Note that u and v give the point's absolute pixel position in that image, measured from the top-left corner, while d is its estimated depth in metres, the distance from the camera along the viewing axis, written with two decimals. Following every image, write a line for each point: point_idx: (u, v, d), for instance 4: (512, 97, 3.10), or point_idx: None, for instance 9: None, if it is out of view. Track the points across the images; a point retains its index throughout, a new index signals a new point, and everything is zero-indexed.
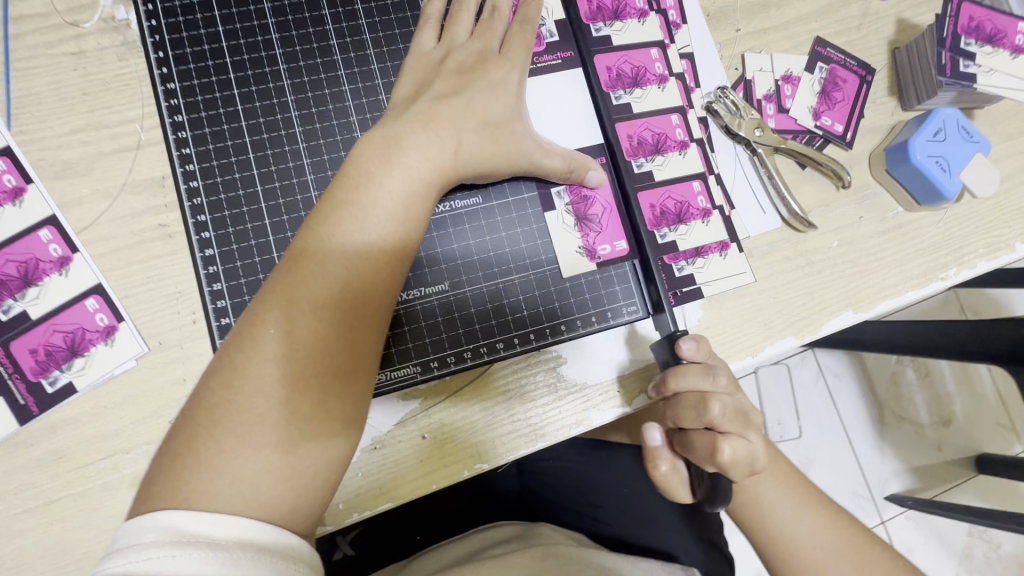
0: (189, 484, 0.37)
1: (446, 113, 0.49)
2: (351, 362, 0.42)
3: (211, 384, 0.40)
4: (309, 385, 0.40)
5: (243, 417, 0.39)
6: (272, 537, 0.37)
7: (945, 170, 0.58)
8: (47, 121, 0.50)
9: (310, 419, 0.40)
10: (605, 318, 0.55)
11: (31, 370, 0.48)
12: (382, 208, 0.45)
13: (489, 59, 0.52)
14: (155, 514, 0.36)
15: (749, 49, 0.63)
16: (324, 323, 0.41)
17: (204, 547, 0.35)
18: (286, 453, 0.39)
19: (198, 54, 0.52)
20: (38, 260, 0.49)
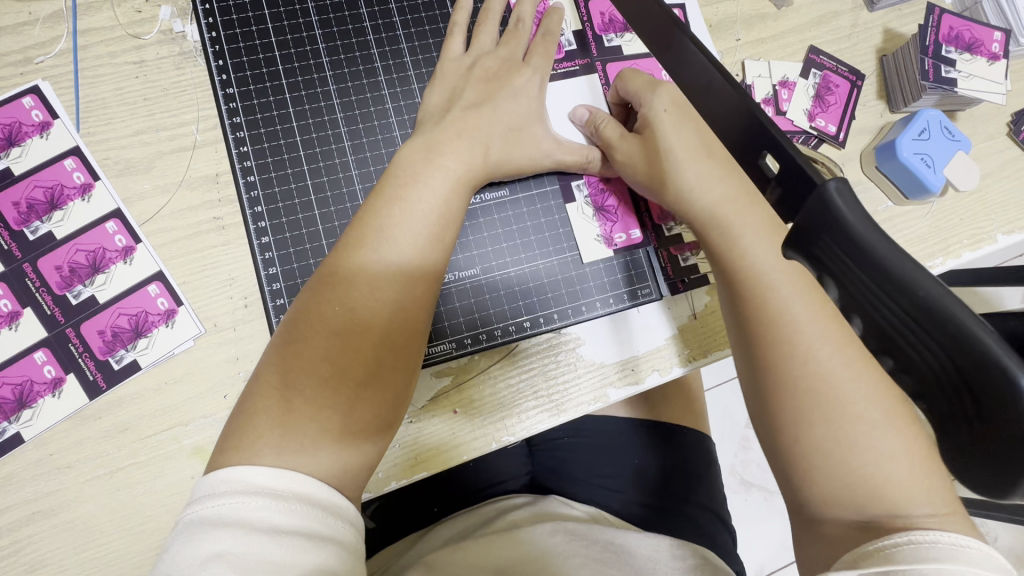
0: (257, 440, 0.42)
1: (478, 116, 0.54)
2: (404, 338, 0.48)
3: (283, 351, 0.45)
4: (369, 357, 0.46)
5: (312, 382, 0.44)
6: (325, 494, 0.42)
7: (929, 166, 0.63)
8: (112, 123, 0.55)
9: (368, 386, 0.46)
10: (622, 300, 0.60)
11: (100, 349, 0.52)
12: (425, 201, 0.50)
13: (514, 67, 0.58)
14: (225, 467, 0.41)
15: (748, 57, 0.68)
16: (381, 303, 0.47)
17: (268, 497, 0.39)
18: (346, 415, 0.44)
19: (253, 62, 0.58)
20: (105, 249, 0.54)
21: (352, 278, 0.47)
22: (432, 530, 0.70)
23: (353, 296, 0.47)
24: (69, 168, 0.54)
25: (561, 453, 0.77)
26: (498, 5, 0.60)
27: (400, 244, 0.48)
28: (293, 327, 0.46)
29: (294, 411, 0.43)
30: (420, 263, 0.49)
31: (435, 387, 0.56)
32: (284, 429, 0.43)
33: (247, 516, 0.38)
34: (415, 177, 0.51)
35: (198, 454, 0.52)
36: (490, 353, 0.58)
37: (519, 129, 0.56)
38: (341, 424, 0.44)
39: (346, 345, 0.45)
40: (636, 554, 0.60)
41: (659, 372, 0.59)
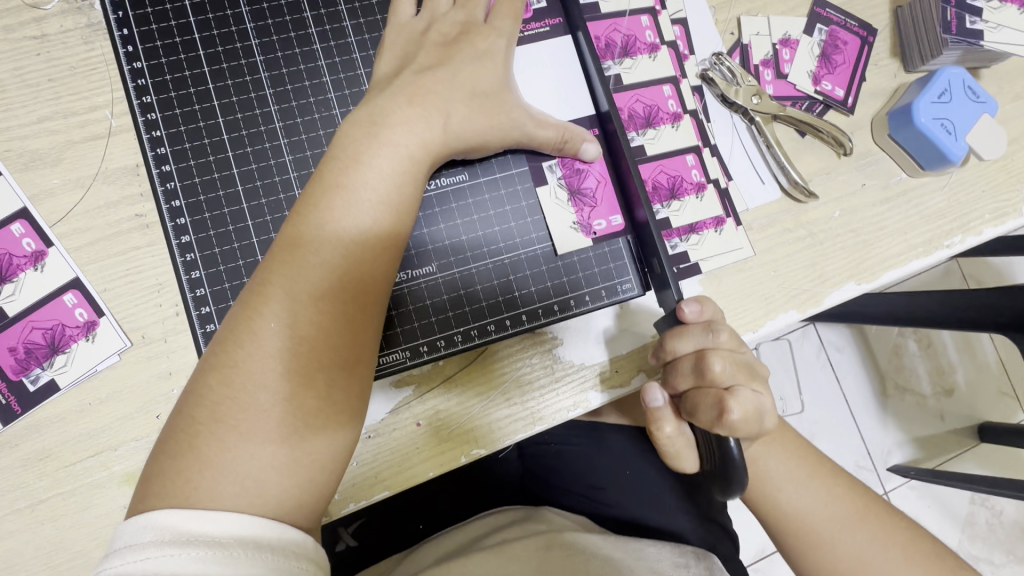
0: (186, 483, 0.36)
1: (435, 78, 0.47)
2: (353, 352, 0.42)
3: (211, 379, 0.39)
4: (316, 379, 0.40)
5: (249, 415, 0.38)
6: (275, 533, 0.37)
7: (950, 132, 0.56)
8: (12, 110, 0.48)
9: (317, 412, 0.40)
10: (600, 297, 0.53)
11: (12, 368, 0.47)
12: (372, 187, 0.43)
13: (473, 29, 0.50)
14: (153, 512, 0.35)
15: (744, 12, 0.60)
16: (325, 314, 0.41)
17: (205, 545, 0.34)
18: (299, 445, 0.39)
19: (165, 31, 0.50)
20: (11, 255, 0.47)
21: (296, 278, 0.41)
22: (412, 550, 0.66)
23: (294, 299, 0.40)
24: None
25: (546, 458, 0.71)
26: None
27: (345, 241, 0.42)
28: (226, 341, 0.40)
29: (234, 445, 0.37)
30: (370, 258, 0.43)
31: (396, 397, 0.51)
32: (223, 470, 0.37)
33: (179, 570, 0.33)
34: (361, 155, 0.44)
35: (130, 482, 0.47)
36: (455, 358, 0.52)
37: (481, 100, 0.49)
38: (285, 457, 0.38)
39: (290, 356, 0.39)
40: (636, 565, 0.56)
41: (645, 374, 0.53)
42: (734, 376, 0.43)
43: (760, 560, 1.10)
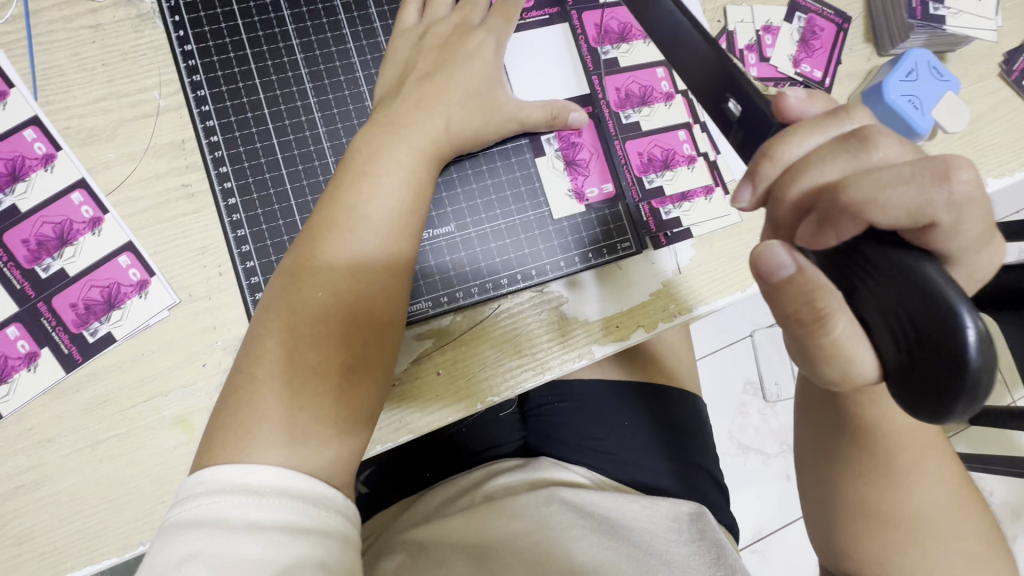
0: (230, 440, 0.40)
1: (435, 86, 0.53)
2: (385, 304, 0.47)
3: (265, 330, 0.45)
4: (354, 326, 0.45)
5: (297, 355, 0.43)
6: (307, 486, 0.40)
7: (916, 108, 0.61)
8: (71, 91, 0.54)
9: (356, 354, 0.45)
10: (603, 254, 0.59)
11: (73, 322, 0.52)
12: (400, 164, 0.50)
13: (467, 31, 0.56)
14: (205, 468, 0.39)
15: (730, 2, 0.65)
16: (361, 272, 0.47)
17: (247, 494, 0.38)
18: (335, 402, 0.43)
19: (212, 18, 0.56)
20: (72, 221, 0.52)
21: (333, 242, 0.47)
22: (422, 497, 0.70)
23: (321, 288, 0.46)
24: (29, 138, 0.52)
25: (554, 417, 0.76)
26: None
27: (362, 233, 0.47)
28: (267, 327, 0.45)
29: (271, 414, 0.41)
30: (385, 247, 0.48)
31: (416, 349, 0.56)
32: (262, 433, 0.41)
33: (226, 514, 0.37)
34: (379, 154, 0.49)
35: (180, 425, 0.52)
36: (471, 313, 0.57)
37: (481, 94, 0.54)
38: (321, 417, 0.43)
39: (317, 336, 0.44)
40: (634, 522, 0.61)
41: (642, 329, 0.59)
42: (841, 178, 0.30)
43: (757, 539, 1.15)
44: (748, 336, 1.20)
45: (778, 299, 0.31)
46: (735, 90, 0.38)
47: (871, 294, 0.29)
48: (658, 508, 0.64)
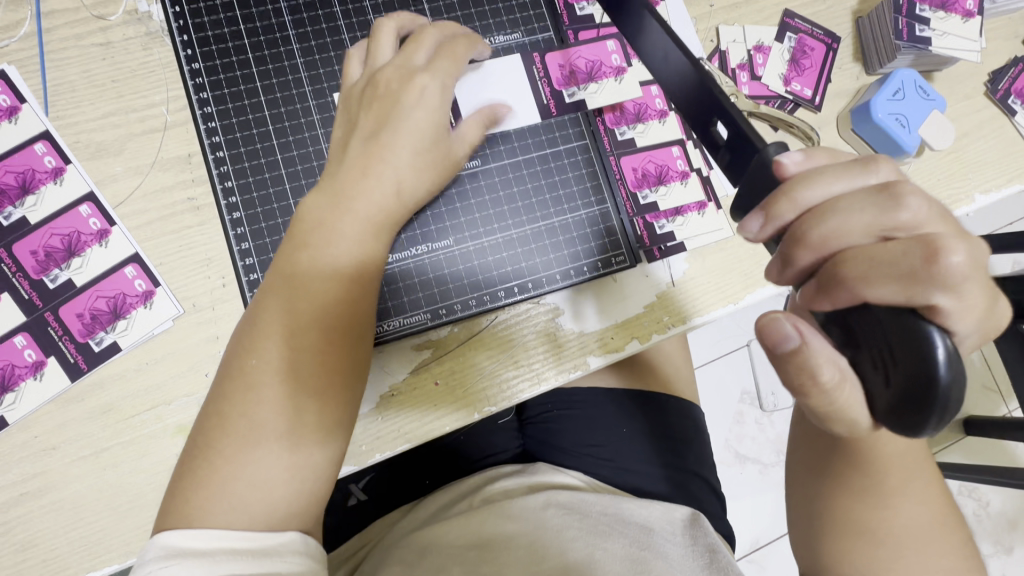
0: (187, 499, 0.41)
1: (381, 144, 0.49)
2: (351, 316, 0.47)
3: (241, 339, 0.45)
4: (320, 338, 0.45)
5: (266, 366, 0.44)
6: (257, 539, 0.41)
7: (903, 126, 0.63)
8: (81, 106, 0.55)
9: (323, 364, 0.45)
10: (596, 268, 0.60)
11: (79, 331, 0.53)
12: (394, 168, 0.49)
13: (411, 76, 0.51)
14: (157, 536, 0.40)
15: (722, 22, 0.67)
16: (330, 282, 0.46)
17: (196, 557, 0.39)
18: (320, 414, 0.44)
19: (219, 36, 0.57)
20: (80, 233, 0.54)
21: (305, 253, 0.47)
22: (419, 504, 0.71)
23: (282, 330, 0.44)
24: (40, 152, 0.54)
25: (550, 425, 0.77)
26: (388, 19, 0.55)
27: (324, 272, 0.46)
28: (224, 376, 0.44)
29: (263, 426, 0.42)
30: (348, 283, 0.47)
31: (415, 360, 0.57)
32: (223, 489, 0.41)
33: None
34: (345, 195, 0.48)
35: (183, 433, 0.53)
36: (468, 324, 0.58)
37: (433, 144, 0.52)
38: (302, 446, 0.43)
39: (289, 354, 0.44)
40: (629, 522, 0.62)
41: (638, 340, 0.60)
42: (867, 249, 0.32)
43: (754, 549, 1.15)
44: (744, 345, 1.21)
45: (785, 366, 0.33)
46: (722, 114, 0.40)
47: (865, 323, 0.32)
48: (653, 508, 0.65)
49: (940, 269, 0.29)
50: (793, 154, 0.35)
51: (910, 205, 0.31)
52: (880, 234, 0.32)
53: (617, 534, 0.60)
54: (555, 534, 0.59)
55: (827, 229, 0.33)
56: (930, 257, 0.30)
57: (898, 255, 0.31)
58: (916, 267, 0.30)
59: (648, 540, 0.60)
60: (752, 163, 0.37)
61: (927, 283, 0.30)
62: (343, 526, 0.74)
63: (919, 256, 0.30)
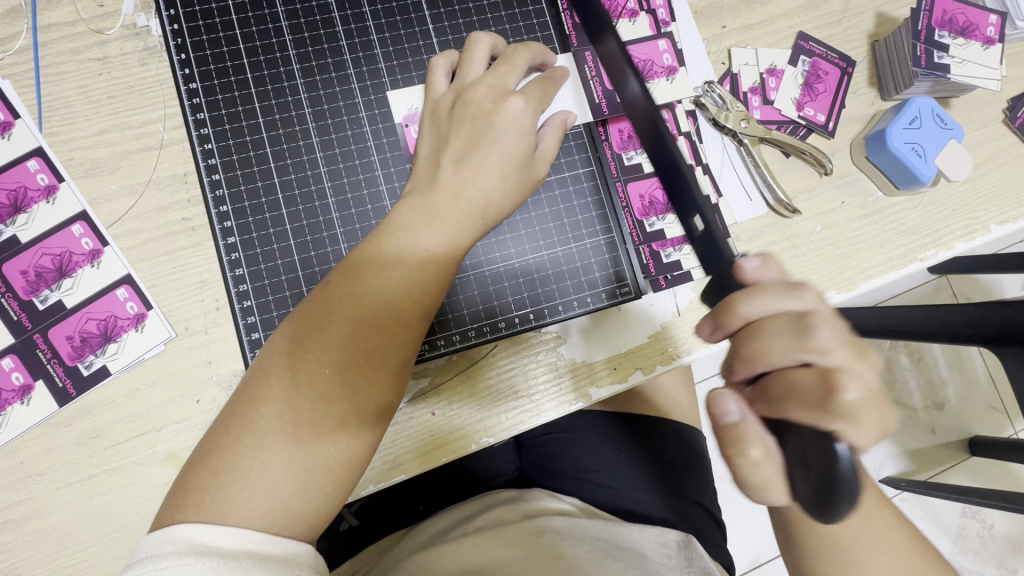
0: (225, 495, 0.39)
1: (472, 168, 0.47)
2: (411, 329, 0.46)
3: (300, 331, 0.43)
4: (378, 345, 0.44)
5: (322, 363, 0.42)
6: (279, 547, 0.39)
7: (920, 156, 0.61)
8: (76, 123, 0.54)
9: (375, 371, 0.44)
10: (599, 300, 0.58)
11: (69, 355, 0.51)
12: (480, 186, 0.47)
13: (507, 97, 0.49)
14: (175, 525, 0.38)
15: (735, 44, 0.66)
16: (398, 287, 0.45)
17: (217, 557, 0.36)
18: (340, 427, 0.42)
19: (217, 56, 0.55)
20: (72, 252, 0.52)
21: (375, 251, 0.46)
22: (414, 530, 0.70)
23: (346, 330, 0.43)
24: (32, 170, 0.53)
25: (549, 449, 0.76)
26: (484, 36, 0.53)
27: (399, 281, 0.45)
28: (270, 367, 0.43)
29: (273, 435, 0.40)
30: (422, 296, 0.46)
31: (413, 388, 0.55)
32: (267, 487, 0.39)
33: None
34: (437, 211, 0.47)
35: (172, 460, 0.51)
36: (467, 354, 0.57)
37: (523, 165, 0.49)
38: (323, 458, 0.41)
39: (345, 357, 0.43)
40: (624, 548, 0.61)
41: (641, 371, 0.59)
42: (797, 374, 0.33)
43: (753, 570, 1.13)
44: None
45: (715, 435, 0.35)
46: (699, 209, 0.42)
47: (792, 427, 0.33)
48: (647, 531, 0.64)
49: (839, 404, 0.31)
50: (752, 261, 0.38)
51: (823, 336, 0.33)
52: (800, 359, 0.33)
53: (612, 559, 0.58)
54: (552, 556, 0.57)
55: (754, 345, 0.35)
56: (829, 391, 0.31)
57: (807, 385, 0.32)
58: (818, 398, 0.32)
59: (643, 566, 0.59)
60: (723, 264, 0.40)
61: (830, 416, 0.31)
62: (334, 552, 0.72)
63: (821, 388, 0.32)
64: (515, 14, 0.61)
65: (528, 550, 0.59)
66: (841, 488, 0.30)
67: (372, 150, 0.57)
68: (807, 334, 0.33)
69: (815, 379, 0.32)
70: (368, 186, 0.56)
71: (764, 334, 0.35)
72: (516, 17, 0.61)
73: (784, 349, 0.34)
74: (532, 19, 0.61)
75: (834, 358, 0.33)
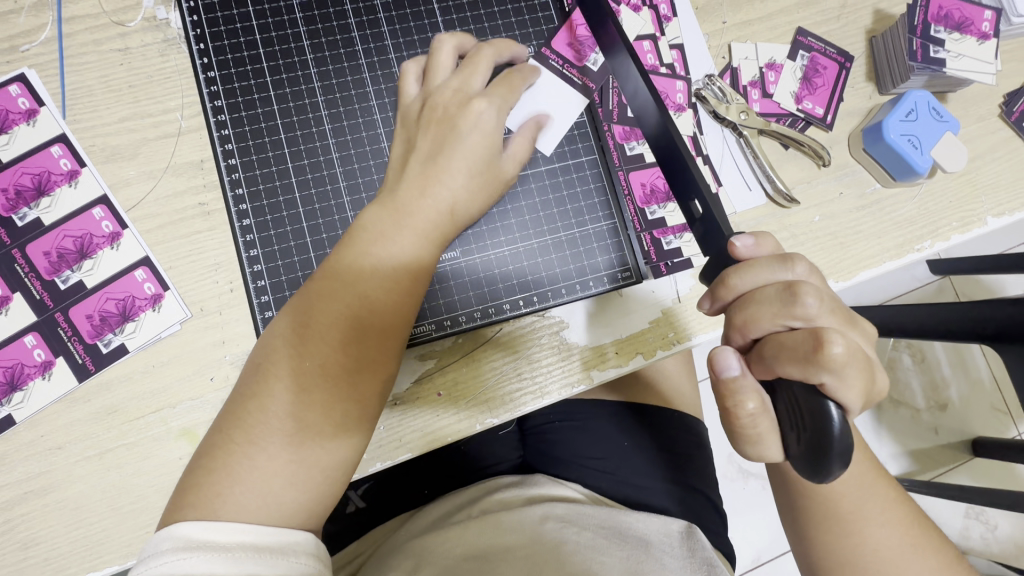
0: (219, 492, 0.41)
1: (438, 166, 0.49)
2: (391, 322, 0.47)
3: (284, 330, 0.45)
4: (355, 339, 0.45)
5: (304, 360, 0.44)
6: (273, 537, 0.41)
7: (916, 148, 0.62)
8: (98, 111, 0.56)
9: (354, 364, 0.45)
10: (601, 283, 0.60)
11: (88, 333, 0.53)
12: (449, 184, 0.49)
13: (468, 101, 0.50)
14: (173, 524, 0.40)
15: (735, 39, 0.67)
16: (374, 283, 0.46)
17: (213, 551, 0.38)
18: (325, 418, 0.44)
19: (234, 46, 0.57)
20: (92, 235, 0.54)
21: (349, 251, 0.47)
22: (419, 513, 0.71)
23: (324, 327, 0.45)
24: (55, 155, 0.55)
25: (551, 436, 0.77)
26: (449, 40, 0.54)
27: (370, 280, 0.46)
28: (253, 369, 0.45)
29: (259, 430, 0.42)
30: (399, 292, 0.47)
31: (418, 369, 0.57)
32: (258, 482, 0.41)
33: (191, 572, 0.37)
34: (404, 208, 0.48)
35: (186, 436, 0.53)
36: (472, 336, 0.58)
37: (488, 165, 0.51)
38: (309, 449, 0.43)
39: (328, 352, 0.44)
40: (627, 536, 0.62)
41: (642, 355, 0.60)
42: (795, 341, 0.37)
43: (754, 564, 1.14)
44: None
45: (717, 390, 0.40)
46: (699, 195, 0.45)
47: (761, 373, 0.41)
48: (651, 519, 0.65)
49: (827, 356, 0.35)
50: (745, 238, 0.41)
51: (809, 304, 0.37)
52: (786, 325, 0.39)
53: (615, 548, 0.60)
54: (553, 545, 0.58)
55: (746, 314, 0.40)
56: (819, 345, 0.36)
57: (797, 343, 0.37)
58: (807, 353, 0.36)
59: (646, 554, 0.60)
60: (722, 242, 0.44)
61: (818, 369, 0.35)
62: (340, 534, 0.74)
63: (810, 344, 0.36)
64: (521, 8, 0.63)
65: (531, 536, 0.60)
66: (834, 441, 0.33)
67: (383, 137, 0.58)
68: (796, 302, 0.38)
69: (807, 337, 0.37)
70: (377, 171, 0.58)
71: (757, 302, 0.39)
72: (521, 11, 0.63)
73: (774, 313, 0.39)
74: (537, 13, 0.63)
75: (818, 323, 0.38)
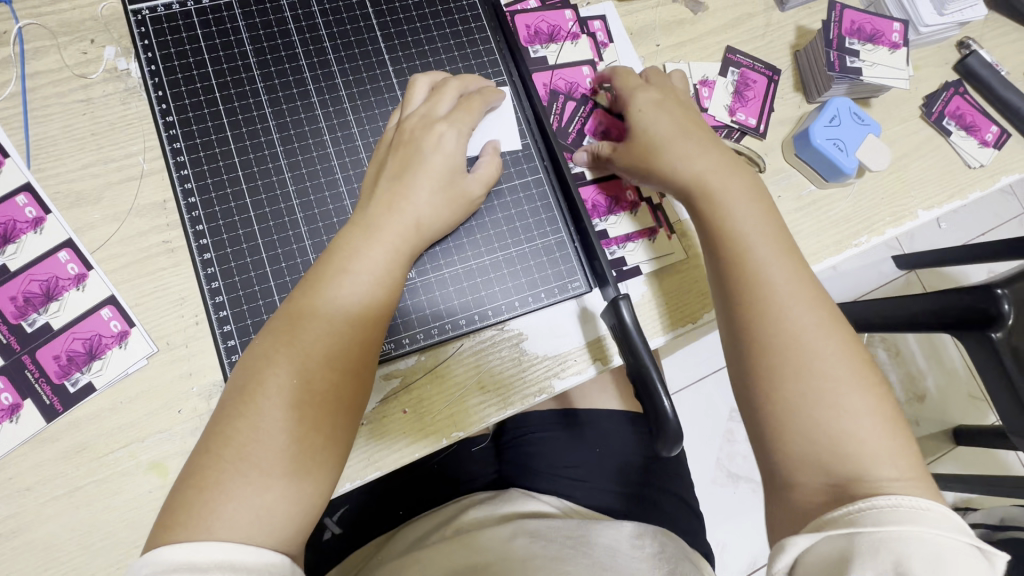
0: (211, 508, 0.41)
1: (404, 186, 0.53)
2: (369, 336, 0.50)
3: (266, 347, 0.47)
4: (335, 356, 0.47)
5: (289, 376, 0.46)
6: (250, 556, 0.40)
7: (841, 150, 0.67)
8: (62, 159, 0.58)
9: (336, 379, 0.47)
10: (555, 293, 0.62)
11: (55, 373, 0.55)
12: (419, 202, 0.53)
13: (431, 125, 0.56)
14: (153, 553, 0.40)
15: (669, 60, 0.72)
16: (350, 299, 0.49)
17: (188, 572, 0.38)
18: (311, 429, 0.45)
19: (191, 92, 0.61)
20: (58, 277, 0.56)
21: (321, 270, 0.50)
22: (398, 534, 0.72)
23: (307, 344, 0.47)
24: (20, 204, 0.57)
25: (528, 449, 0.78)
26: (422, 77, 0.60)
27: (353, 293, 0.49)
28: (240, 388, 0.46)
29: (249, 443, 0.43)
30: (375, 307, 0.50)
31: (384, 388, 0.59)
32: (250, 494, 0.42)
33: None
34: (376, 227, 0.52)
35: (155, 469, 0.54)
36: (435, 352, 0.60)
37: (451, 182, 0.55)
38: (300, 461, 0.44)
39: (312, 368, 0.46)
40: (596, 550, 0.62)
41: (598, 363, 0.62)
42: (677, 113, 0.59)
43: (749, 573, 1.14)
44: None
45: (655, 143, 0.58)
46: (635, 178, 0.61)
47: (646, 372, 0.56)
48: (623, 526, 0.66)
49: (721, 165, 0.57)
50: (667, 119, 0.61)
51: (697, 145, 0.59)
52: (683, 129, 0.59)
53: (579, 559, 0.60)
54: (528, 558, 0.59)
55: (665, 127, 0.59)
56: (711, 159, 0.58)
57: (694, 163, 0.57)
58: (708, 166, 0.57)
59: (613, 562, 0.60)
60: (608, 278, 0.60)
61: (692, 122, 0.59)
62: (318, 562, 0.75)
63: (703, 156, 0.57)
64: (463, 42, 0.67)
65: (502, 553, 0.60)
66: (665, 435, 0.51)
67: (337, 168, 0.61)
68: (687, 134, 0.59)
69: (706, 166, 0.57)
70: (333, 201, 0.60)
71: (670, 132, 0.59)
72: (462, 46, 0.67)
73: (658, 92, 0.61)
74: (479, 46, 0.67)
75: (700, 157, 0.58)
